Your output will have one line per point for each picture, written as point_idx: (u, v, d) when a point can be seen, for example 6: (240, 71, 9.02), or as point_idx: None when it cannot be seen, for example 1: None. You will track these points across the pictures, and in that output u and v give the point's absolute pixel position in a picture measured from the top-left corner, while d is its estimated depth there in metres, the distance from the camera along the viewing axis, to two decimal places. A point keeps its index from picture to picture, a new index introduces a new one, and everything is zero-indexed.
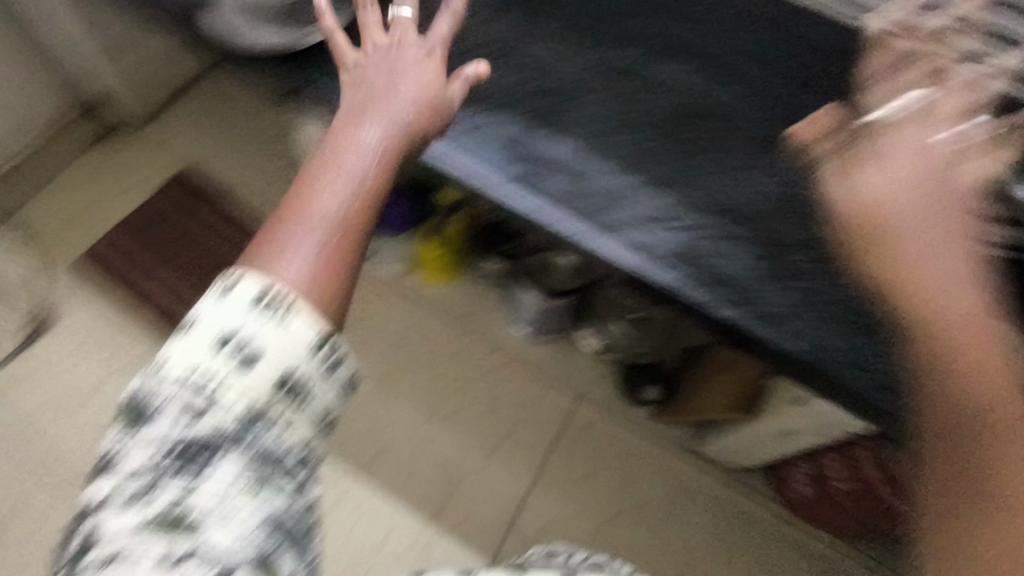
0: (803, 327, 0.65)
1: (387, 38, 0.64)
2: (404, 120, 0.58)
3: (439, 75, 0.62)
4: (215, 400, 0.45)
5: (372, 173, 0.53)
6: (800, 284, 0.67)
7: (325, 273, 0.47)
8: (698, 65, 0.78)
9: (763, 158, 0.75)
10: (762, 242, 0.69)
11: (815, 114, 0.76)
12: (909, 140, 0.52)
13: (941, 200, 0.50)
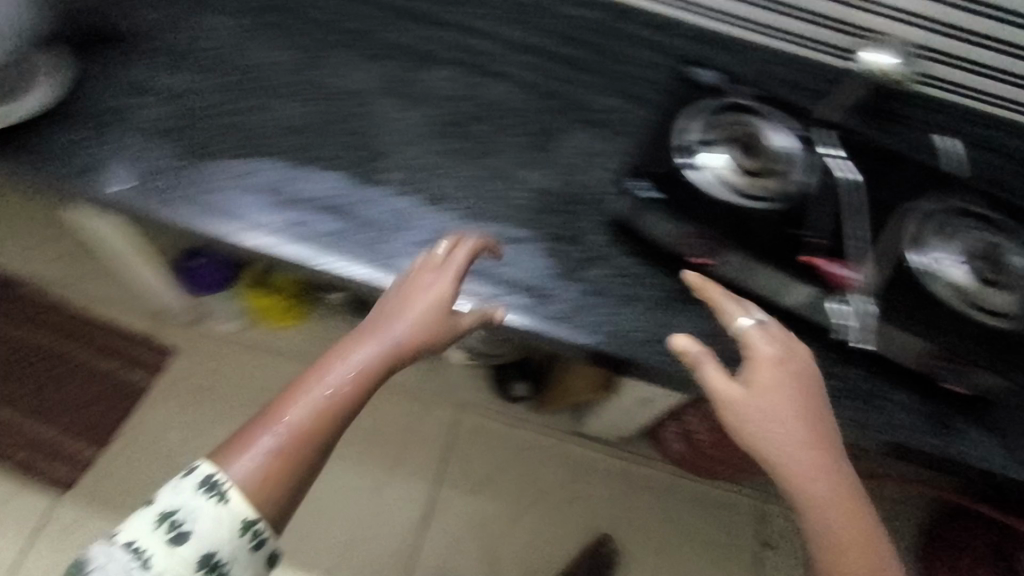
0: (593, 316, 0.69)
1: (423, 298, 0.61)
2: (423, 323, 0.61)
3: (423, 341, 0.60)
4: (143, 568, 0.52)
5: (360, 374, 0.58)
6: (583, 277, 0.72)
7: (264, 472, 0.54)
8: (457, 81, 0.85)
9: (532, 156, 0.79)
10: (544, 243, 0.73)
11: (570, 110, 0.84)
12: (773, 371, 0.57)
13: (801, 407, 0.56)
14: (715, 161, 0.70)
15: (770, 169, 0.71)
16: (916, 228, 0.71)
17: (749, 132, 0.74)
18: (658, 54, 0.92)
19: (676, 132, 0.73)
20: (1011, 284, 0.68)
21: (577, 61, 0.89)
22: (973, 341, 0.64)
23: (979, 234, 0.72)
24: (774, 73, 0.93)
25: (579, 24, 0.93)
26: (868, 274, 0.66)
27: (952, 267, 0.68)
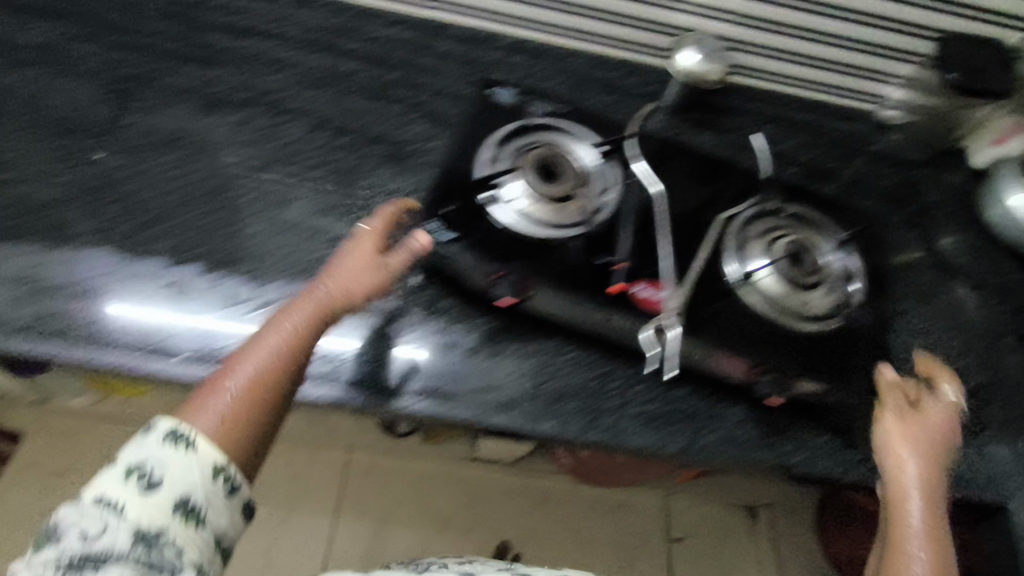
0: (407, 372, 0.65)
1: (355, 250, 0.60)
2: (359, 281, 0.58)
3: (363, 284, 0.58)
4: (111, 522, 0.41)
5: (296, 328, 0.54)
6: (393, 330, 0.68)
7: (214, 420, 0.47)
8: (247, 122, 0.77)
9: (332, 200, 0.73)
10: None
11: (376, 143, 0.79)
12: (921, 420, 0.60)
13: (931, 450, 0.58)
14: (518, 193, 0.68)
15: (577, 188, 0.70)
16: (734, 238, 0.73)
17: (551, 151, 0.71)
18: (472, 72, 0.88)
19: (476, 167, 0.70)
20: (823, 285, 0.72)
21: (384, 88, 0.84)
22: (790, 350, 0.67)
23: (794, 235, 0.74)
24: (593, 79, 0.91)
25: (387, 46, 0.89)
26: (672, 295, 0.66)
27: (770, 276, 0.70)
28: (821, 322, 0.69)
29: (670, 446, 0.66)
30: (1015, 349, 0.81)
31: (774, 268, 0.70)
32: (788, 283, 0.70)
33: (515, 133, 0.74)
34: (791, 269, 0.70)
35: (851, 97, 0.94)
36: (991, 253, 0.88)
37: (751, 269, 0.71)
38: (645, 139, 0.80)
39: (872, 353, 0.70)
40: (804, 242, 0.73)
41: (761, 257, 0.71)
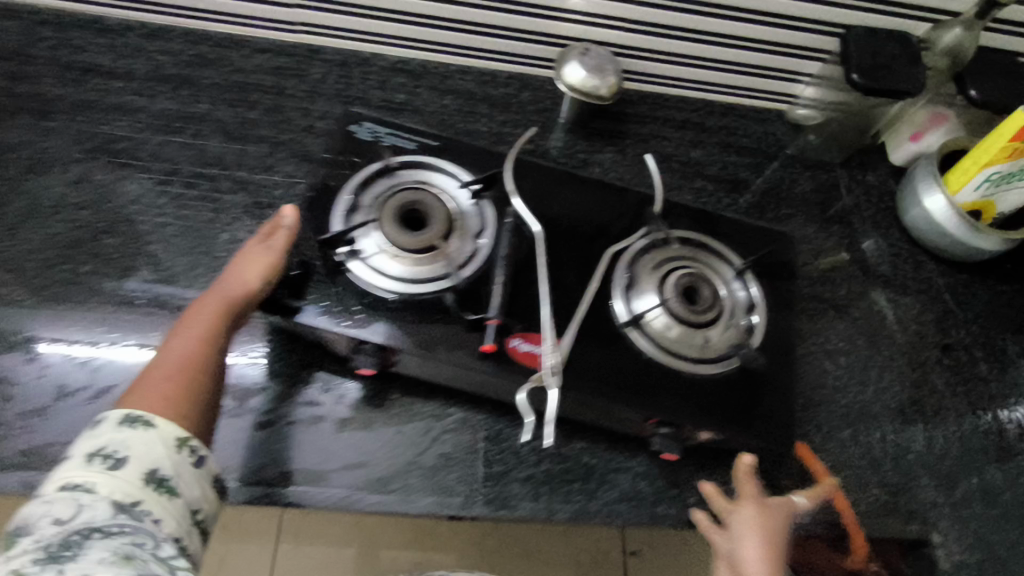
0: (271, 456, 0.61)
1: (251, 249, 0.61)
2: (258, 268, 0.60)
3: (267, 275, 0.60)
4: (92, 504, 0.40)
5: (209, 319, 0.56)
6: (256, 407, 0.63)
7: (163, 400, 0.49)
8: (83, 178, 0.70)
9: (182, 262, 0.67)
10: None
11: (234, 190, 0.72)
12: (759, 515, 0.57)
13: (766, 541, 0.55)
14: (379, 246, 0.63)
15: (445, 234, 0.64)
16: (625, 276, 0.68)
17: (416, 195, 0.66)
18: (348, 99, 0.81)
19: (332, 220, 0.64)
20: (719, 321, 0.67)
21: (246, 127, 0.76)
22: (685, 399, 0.63)
23: (689, 266, 0.70)
24: (484, 98, 0.85)
25: (253, 77, 0.80)
26: (551, 352, 0.62)
27: (661, 317, 0.65)
28: (717, 363, 0.65)
29: (565, 511, 0.62)
30: (939, 362, 0.77)
31: (665, 308, 0.65)
32: (680, 324, 0.65)
33: (379, 175, 0.68)
34: (683, 307, 0.65)
35: (762, 97, 0.89)
36: (916, 255, 0.84)
37: (641, 311, 0.66)
38: (530, 169, 0.75)
39: (774, 393, 0.66)
40: (698, 273, 0.69)
41: (653, 296, 0.66)
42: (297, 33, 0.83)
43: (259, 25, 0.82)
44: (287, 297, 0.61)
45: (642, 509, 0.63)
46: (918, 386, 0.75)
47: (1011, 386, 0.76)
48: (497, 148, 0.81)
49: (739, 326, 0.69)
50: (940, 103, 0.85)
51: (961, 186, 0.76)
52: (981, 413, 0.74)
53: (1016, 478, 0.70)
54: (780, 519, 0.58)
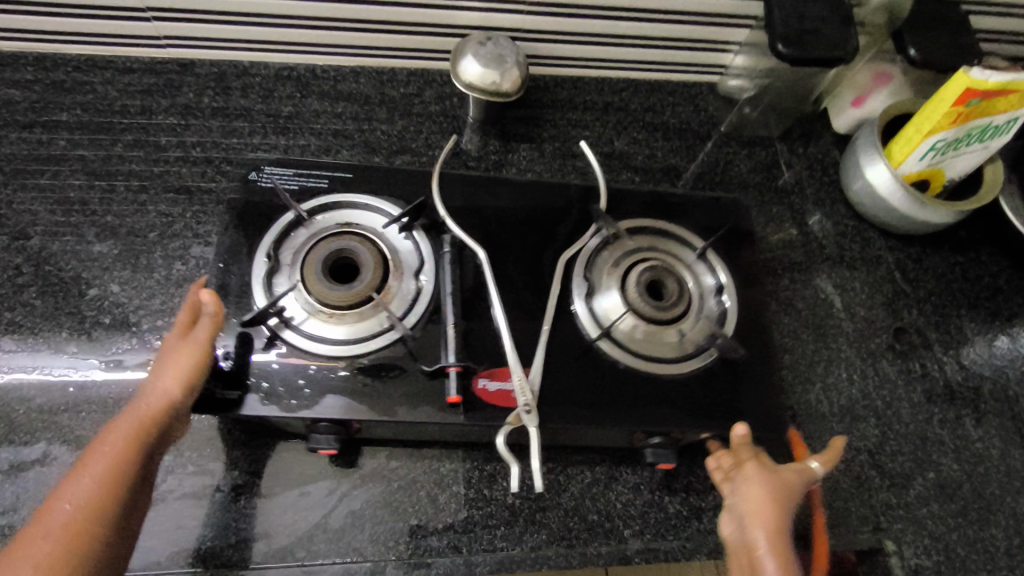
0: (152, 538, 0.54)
1: (171, 346, 0.52)
2: (180, 371, 0.50)
3: (183, 377, 0.50)
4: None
5: (121, 445, 0.47)
6: None
7: (36, 564, 0.40)
8: None
9: (45, 329, 0.61)
10: (72, 460, 0.56)
11: (103, 240, 0.66)
12: (765, 479, 0.52)
13: (772, 502, 0.51)
14: (307, 310, 0.57)
15: (380, 280, 0.58)
16: (581, 282, 0.63)
17: (338, 242, 0.59)
18: (228, 119, 0.74)
19: (253, 290, 0.57)
20: (690, 311, 0.63)
21: (113, 164, 0.69)
22: (666, 406, 0.59)
23: (651, 258, 0.64)
24: (381, 102, 0.77)
25: (118, 103, 0.73)
26: (522, 387, 0.55)
27: (629, 321, 0.61)
28: (696, 358, 0.61)
29: (488, 563, 0.56)
30: (891, 347, 0.72)
31: (633, 312, 0.61)
32: (648, 325, 0.61)
33: (295, 225, 0.61)
34: (650, 306, 0.61)
35: (690, 71, 0.82)
36: (864, 231, 0.78)
37: (608, 317, 0.61)
38: (461, 187, 0.68)
39: (756, 384, 0.61)
40: (661, 264, 0.64)
41: (616, 299, 0.62)
42: (164, 50, 0.75)
43: (117, 44, 0.73)
44: (220, 390, 0.53)
45: (575, 550, 0.58)
46: (869, 377, 0.70)
47: (966, 366, 0.72)
48: (396, 158, 0.74)
49: (712, 310, 0.64)
50: (883, 60, 0.77)
51: (905, 156, 0.68)
52: (938, 401, 0.69)
53: (972, 468, 0.66)
54: (790, 481, 0.53)
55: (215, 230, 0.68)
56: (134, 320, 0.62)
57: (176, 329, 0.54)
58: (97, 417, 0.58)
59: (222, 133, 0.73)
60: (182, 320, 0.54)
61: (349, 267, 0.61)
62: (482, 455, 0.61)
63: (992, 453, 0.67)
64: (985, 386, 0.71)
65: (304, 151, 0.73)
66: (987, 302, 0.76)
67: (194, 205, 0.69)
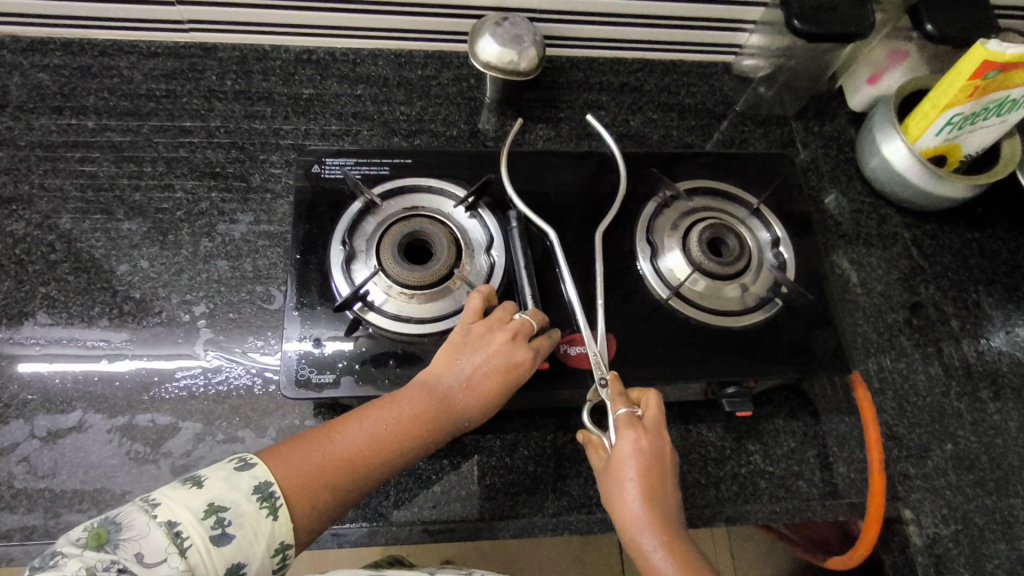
0: None
1: (490, 333, 0.54)
2: (485, 379, 0.53)
3: (490, 368, 0.53)
4: (172, 559, 0.39)
5: (400, 420, 0.50)
6: (165, 449, 0.57)
7: (317, 463, 0.46)
8: None
9: (76, 303, 0.63)
10: (109, 425, 0.58)
11: (132, 218, 0.67)
12: (627, 436, 0.51)
13: (639, 456, 0.50)
14: (385, 290, 0.58)
15: (455, 259, 0.60)
16: (644, 246, 0.64)
17: (410, 224, 0.60)
18: (250, 102, 0.75)
19: (336, 282, 0.59)
20: (753, 264, 0.65)
21: (140, 145, 0.71)
22: (739, 356, 0.61)
23: (710, 217, 0.66)
24: (400, 84, 0.78)
25: (144, 87, 0.74)
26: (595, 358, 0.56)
27: (696, 280, 0.63)
28: (761, 309, 0.63)
29: (510, 528, 0.58)
30: (908, 322, 0.72)
31: (699, 270, 0.62)
32: (714, 281, 0.63)
33: (364, 214, 0.62)
34: (714, 262, 0.62)
35: (705, 49, 0.82)
36: (879, 208, 0.78)
37: (675, 278, 0.63)
38: (514, 167, 0.68)
39: (819, 333, 0.63)
40: (721, 222, 0.65)
41: (680, 258, 0.63)
42: (188, 34, 0.76)
43: (143, 28, 0.75)
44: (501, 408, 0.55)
45: (595, 516, 0.59)
46: (888, 350, 0.70)
47: (983, 341, 0.72)
48: (415, 138, 0.75)
49: (771, 262, 0.66)
50: (898, 38, 0.76)
51: (921, 132, 0.69)
52: (955, 375, 0.70)
53: (991, 440, 0.67)
54: (648, 430, 0.52)
55: (239, 208, 0.69)
56: (163, 294, 0.64)
57: (495, 317, 0.56)
58: (129, 387, 0.59)
59: (245, 114, 0.74)
60: (503, 313, 0.56)
61: (420, 247, 0.62)
62: (502, 423, 0.62)
63: (1010, 426, 0.68)
64: (1002, 360, 0.71)
65: (325, 132, 0.74)
66: (1004, 278, 0.76)
67: (218, 184, 0.70)
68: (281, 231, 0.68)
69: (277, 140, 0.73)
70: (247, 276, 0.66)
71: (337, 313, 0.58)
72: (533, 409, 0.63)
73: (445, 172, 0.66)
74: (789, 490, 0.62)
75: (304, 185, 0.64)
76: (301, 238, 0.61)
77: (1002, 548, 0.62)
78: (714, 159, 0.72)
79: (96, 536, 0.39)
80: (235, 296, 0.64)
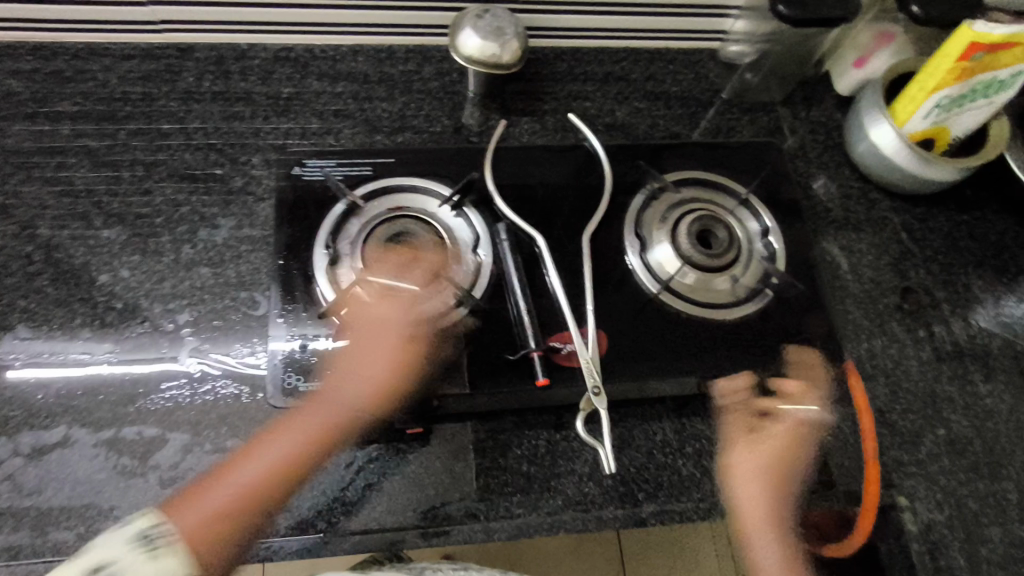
0: None
1: (378, 313, 0.57)
2: (366, 384, 0.55)
3: (382, 356, 0.55)
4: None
5: (300, 441, 0.53)
6: (154, 461, 0.56)
7: (202, 515, 0.48)
8: None
9: (56, 315, 0.61)
10: (96, 439, 0.57)
11: (110, 226, 0.66)
12: (767, 435, 0.59)
13: (773, 471, 0.58)
14: (372, 294, 0.58)
15: (442, 260, 0.59)
16: (634, 239, 0.64)
17: (395, 225, 0.60)
18: (228, 102, 0.73)
19: (321, 287, 0.58)
20: (742, 256, 0.64)
21: (117, 150, 0.69)
22: (730, 350, 0.61)
23: (700, 208, 0.65)
24: (381, 80, 0.77)
25: (118, 90, 0.72)
26: (589, 370, 0.56)
27: (686, 273, 0.62)
28: (752, 301, 0.63)
29: (506, 529, 0.58)
30: (899, 308, 0.72)
31: (689, 264, 0.62)
32: (704, 274, 0.63)
33: (347, 216, 0.61)
34: (705, 255, 0.62)
35: (690, 36, 0.81)
36: (869, 193, 0.78)
37: (666, 271, 0.62)
38: (499, 162, 0.67)
39: (811, 323, 0.63)
40: (710, 214, 0.64)
41: (670, 252, 0.62)
42: (162, 34, 0.74)
43: (116, 29, 0.73)
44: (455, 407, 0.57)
45: (590, 514, 0.59)
46: (879, 336, 0.70)
47: (974, 324, 0.72)
48: (398, 135, 0.73)
49: (761, 253, 0.66)
50: (885, 19, 0.76)
51: (910, 115, 0.68)
52: (946, 359, 0.70)
53: (982, 423, 0.67)
54: (796, 438, 0.59)
55: (220, 213, 0.68)
56: (145, 304, 0.63)
57: (380, 295, 0.57)
58: (114, 400, 0.58)
59: (223, 115, 0.72)
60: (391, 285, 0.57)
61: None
62: (494, 423, 0.61)
63: (1002, 409, 0.68)
64: (992, 342, 0.71)
65: (306, 132, 0.73)
66: (994, 261, 0.76)
67: (198, 188, 0.68)
68: (264, 235, 0.67)
69: (257, 141, 0.72)
70: (230, 282, 0.64)
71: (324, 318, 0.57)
72: (525, 409, 0.62)
73: (429, 170, 0.65)
74: None
75: (285, 188, 0.63)
76: (285, 243, 0.60)
77: (995, 531, 0.62)
78: (702, 149, 0.71)
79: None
80: (219, 303, 0.63)
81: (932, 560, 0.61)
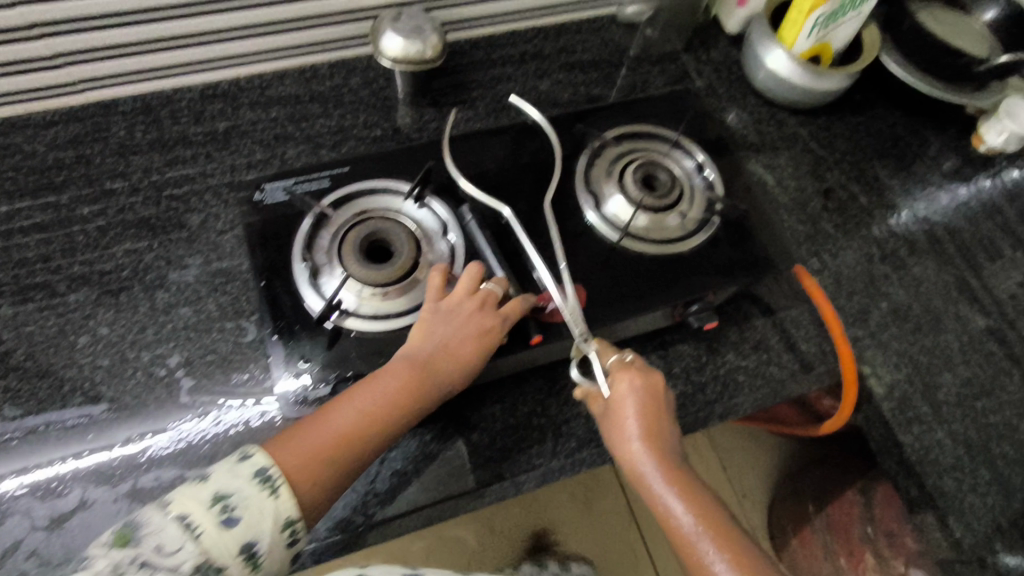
0: None
1: (468, 296, 0.59)
2: (467, 335, 0.57)
3: (471, 328, 0.58)
4: (189, 545, 0.44)
5: (390, 390, 0.54)
6: None
7: (305, 451, 0.51)
8: None
9: (44, 387, 0.61)
10: (114, 493, 0.56)
11: (77, 290, 0.65)
12: (623, 378, 0.58)
13: (637, 406, 0.57)
14: (357, 295, 0.60)
15: (416, 250, 0.62)
16: (587, 196, 0.69)
17: (365, 227, 0.62)
18: (167, 148, 0.74)
19: (307, 299, 0.60)
20: (685, 193, 0.71)
21: (65, 216, 0.69)
22: (693, 274, 0.67)
23: (637, 158, 0.71)
24: (312, 98, 0.79)
25: (50, 158, 0.71)
26: (574, 321, 0.60)
27: (641, 218, 0.68)
28: (702, 231, 0.69)
29: (531, 479, 0.62)
30: (824, 208, 0.80)
31: (641, 207, 0.68)
32: (656, 215, 0.68)
33: (317, 228, 0.63)
34: (652, 197, 0.68)
35: (591, 5, 0.88)
36: (775, 115, 0.86)
37: (621, 219, 0.68)
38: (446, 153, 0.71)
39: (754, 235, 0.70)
40: (648, 161, 0.70)
41: (622, 201, 0.68)
42: (81, 95, 0.74)
43: (32, 97, 0.72)
44: None
45: (604, 447, 0.63)
46: (814, 237, 0.78)
47: (888, 207, 0.81)
48: (341, 146, 0.76)
49: (701, 187, 0.72)
50: None
51: (795, 38, 0.77)
52: (873, 243, 0.78)
53: (915, 290, 0.76)
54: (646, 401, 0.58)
55: (186, 253, 0.68)
56: (133, 355, 0.63)
57: (463, 285, 0.59)
58: (125, 451, 0.58)
59: (165, 161, 0.73)
60: (473, 279, 0.60)
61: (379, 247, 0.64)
62: (497, 388, 0.65)
63: (928, 274, 0.77)
64: (907, 220, 0.80)
65: (252, 161, 0.74)
66: (893, 150, 0.85)
67: (157, 236, 0.69)
68: (234, 265, 0.68)
69: (206, 179, 0.72)
70: (213, 316, 0.65)
71: (318, 329, 0.59)
72: (523, 369, 0.66)
73: (383, 171, 0.68)
74: (764, 376, 0.68)
75: (248, 214, 0.64)
76: (262, 265, 0.61)
77: (947, 376, 0.71)
78: (625, 104, 0.77)
79: (120, 537, 0.45)
80: (207, 339, 0.64)
81: (903, 414, 0.69)
